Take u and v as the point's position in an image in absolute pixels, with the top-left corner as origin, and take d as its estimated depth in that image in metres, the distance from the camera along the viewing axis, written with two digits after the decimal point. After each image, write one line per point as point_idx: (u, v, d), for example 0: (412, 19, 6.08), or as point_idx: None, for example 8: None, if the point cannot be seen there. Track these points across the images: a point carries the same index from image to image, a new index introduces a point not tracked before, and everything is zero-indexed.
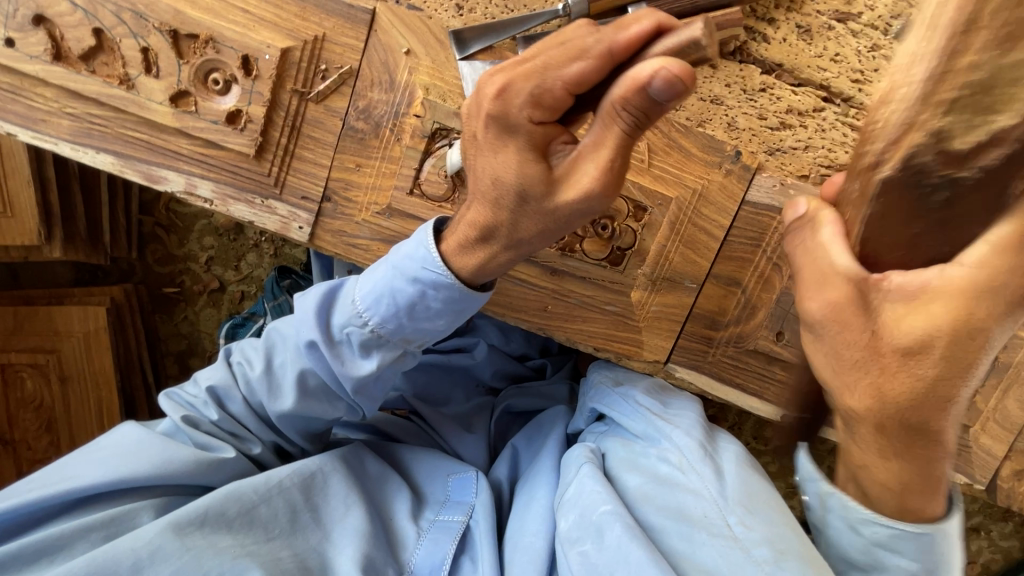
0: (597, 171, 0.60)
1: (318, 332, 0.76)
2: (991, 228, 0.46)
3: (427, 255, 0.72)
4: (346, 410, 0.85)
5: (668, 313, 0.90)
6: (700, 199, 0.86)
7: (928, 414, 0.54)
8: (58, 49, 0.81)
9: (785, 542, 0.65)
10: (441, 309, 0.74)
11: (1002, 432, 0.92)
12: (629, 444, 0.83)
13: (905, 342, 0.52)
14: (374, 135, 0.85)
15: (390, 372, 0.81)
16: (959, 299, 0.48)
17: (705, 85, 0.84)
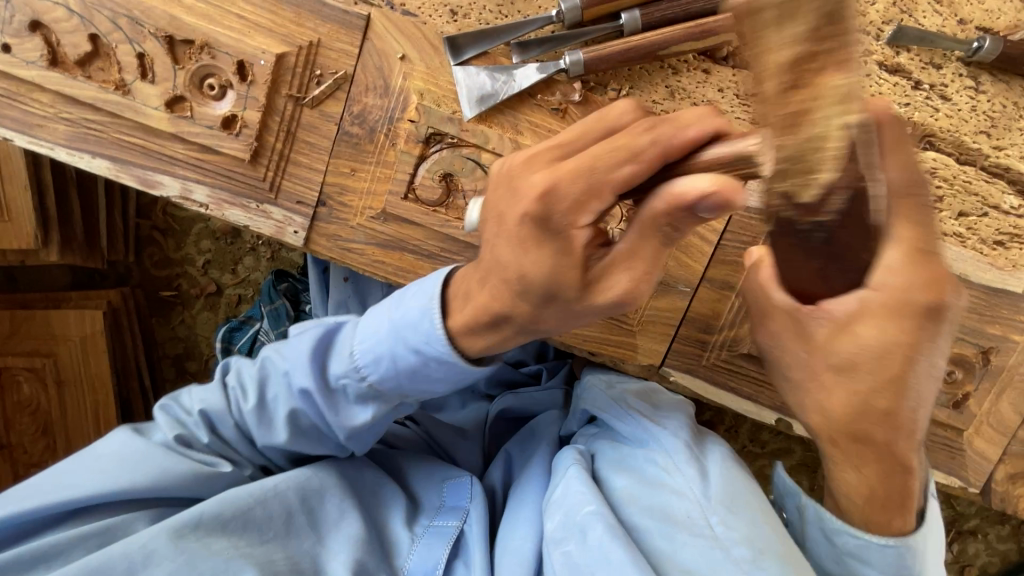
0: (627, 284, 0.59)
1: (316, 382, 0.76)
2: (887, 248, 0.51)
3: (430, 332, 0.69)
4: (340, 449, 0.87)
5: (663, 316, 0.91)
6: None
7: (877, 427, 0.59)
8: (55, 55, 0.82)
9: (764, 540, 0.66)
10: (440, 378, 0.73)
11: (995, 434, 0.92)
12: (618, 445, 0.83)
13: (837, 358, 0.57)
14: (369, 140, 0.85)
15: (385, 419, 0.82)
16: (880, 316, 0.53)
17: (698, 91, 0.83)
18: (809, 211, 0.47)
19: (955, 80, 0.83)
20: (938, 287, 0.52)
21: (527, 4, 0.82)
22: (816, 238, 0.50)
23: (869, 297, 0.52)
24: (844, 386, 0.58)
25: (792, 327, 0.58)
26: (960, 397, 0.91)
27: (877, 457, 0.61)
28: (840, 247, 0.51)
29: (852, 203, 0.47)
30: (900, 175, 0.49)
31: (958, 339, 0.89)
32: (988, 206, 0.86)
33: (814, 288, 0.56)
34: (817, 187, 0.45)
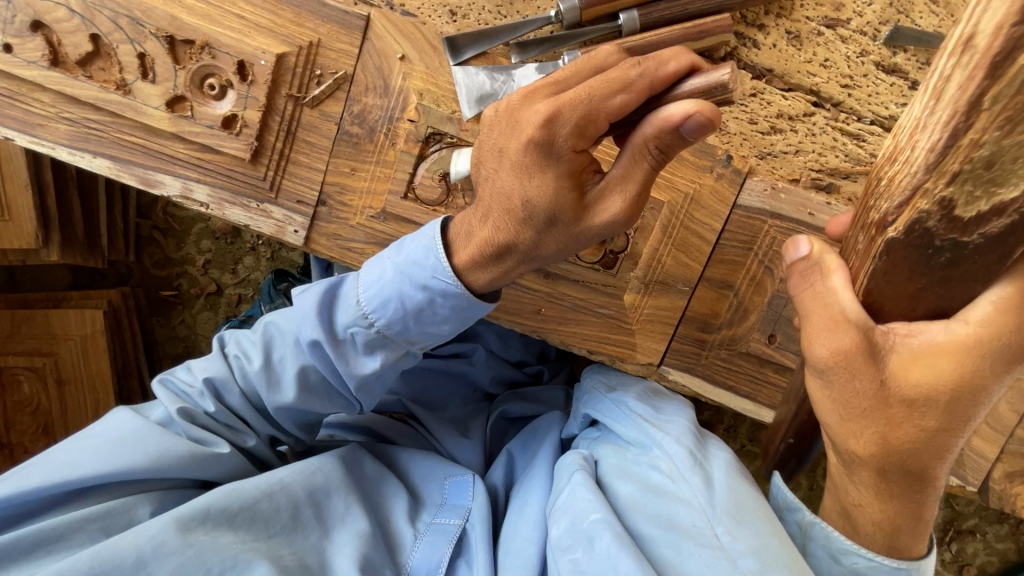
0: (623, 203, 0.64)
1: (323, 333, 0.76)
2: (999, 286, 0.52)
3: (436, 264, 0.72)
4: (348, 407, 0.86)
5: (662, 315, 0.91)
6: (692, 203, 0.87)
7: (928, 463, 0.58)
8: (56, 55, 0.82)
9: (770, 551, 0.65)
10: (446, 315, 0.75)
11: (993, 433, 0.92)
12: (621, 451, 0.83)
13: (911, 392, 0.55)
14: (369, 139, 0.86)
15: (392, 371, 0.82)
16: (957, 354, 0.53)
17: None
18: (957, 228, 0.48)
19: None
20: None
21: (526, 5, 0.82)
22: (940, 258, 0.50)
23: (963, 330, 0.53)
24: (910, 418, 0.56)
25: (868, 348, 0.55)
26: None
27: (912, 491, 0.61)
28: (957, 271, 0.51)
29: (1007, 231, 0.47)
30: None
31: None
32: None
33: (895, 307, 0.55)
34: (992, 202, 0.46)
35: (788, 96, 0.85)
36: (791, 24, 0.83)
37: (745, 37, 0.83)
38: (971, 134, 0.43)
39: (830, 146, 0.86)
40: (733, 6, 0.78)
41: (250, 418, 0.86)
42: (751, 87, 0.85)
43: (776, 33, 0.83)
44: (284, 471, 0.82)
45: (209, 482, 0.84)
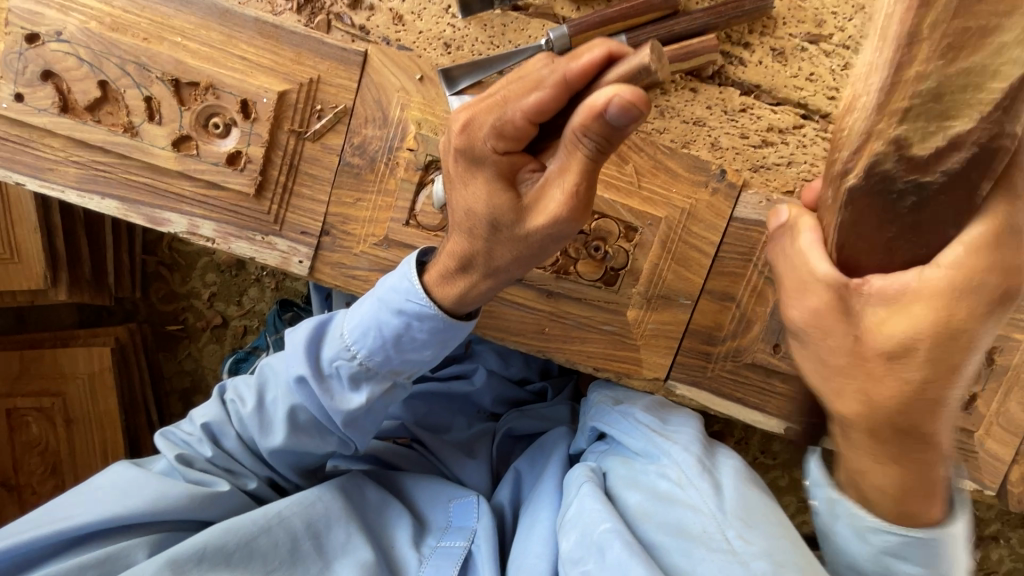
0: (563, 196, 0.62)
1: (310, 368, 0.78)
2: (973, 223, 0.49)
3: (411, 289, 0.74)
4: (340, 445, 0.86)
5: (666, 330, 0.91)
6: (689, 218, 0.88)
7: (925, 419, 0.54)
8: (66, 101, 0.85)
9: (783, 553, 0.65)
10: (426, 338, 0.76)
11: (1006, 435, 0.93)
12: (630, 462, 0.83)
13: (892, 343, 0.52)
14: (370, 170, 0.87)
15: (381, 405, 0.82)
16: (936, 301, 0.50)
17: (687, 109, 0.87)
18: (916, 169, 0.46)
19: None
20: (1009, 275, 0.50)
21: (518, 34, 0.85)
22: (904, 204, 0.48)
23: (933, 274, 0.50)
24: (895, 372, 0.53)
25: (839, 306, 0.54)
26: (968, 398, 0.91)
27: (895, 445, 0.56)
28: (923, 215, 0.49)
29: (969, 164, 0.45)
30: (1019, 128, 0.45)
31: None
32: None
33: (868, 260, 0.53)
34: (856, 134, 0.47)
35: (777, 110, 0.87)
36: (775, 41, 0.85)
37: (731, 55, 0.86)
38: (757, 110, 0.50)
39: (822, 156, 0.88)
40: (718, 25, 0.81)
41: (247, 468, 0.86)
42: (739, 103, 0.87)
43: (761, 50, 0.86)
44: (286, 499, 0.83)
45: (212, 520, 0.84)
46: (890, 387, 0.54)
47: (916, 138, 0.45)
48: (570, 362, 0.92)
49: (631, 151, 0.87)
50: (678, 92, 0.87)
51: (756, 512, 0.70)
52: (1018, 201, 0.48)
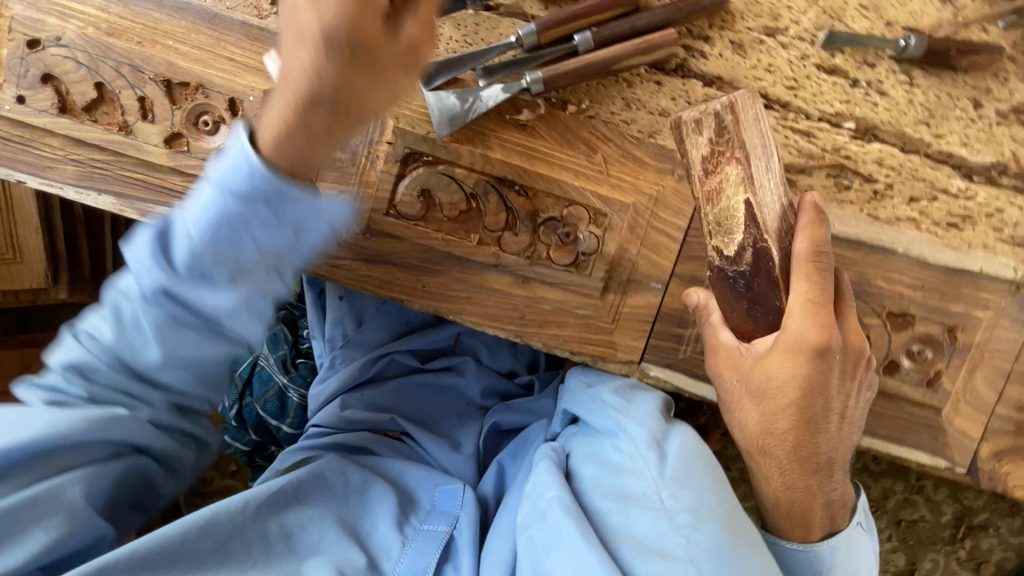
0: (416, 29, 0.65)
1: (167, 275, 0.67)
2: (791, 298, 0.80)
3: (250, 173, 0.64)
4: (235, 352, 0.75)
5: (638, 313, 0.95)
6: (656, 204, 0.92)
7: (779, 448, 0.82)
8: (64, 102, 0.90)
9: (706, 506, 0.72)
10: (278, 220, 0.66)
11: (974, 412, 0.95)
12: (590, 439, 0.88)
13: (755, 385, 0.82)
14: (351, 163, 0.91)
15: (266, 304, 0.71)
16: (787, 355, 0.79)
17: (651, 100, 0.91)
18: (733, 262, 0.84)
19: (889, 76, 0.91)
20: (827, 335, 0.78)
21: (490, 33, 0.90)
22: (739, 284, 0.84)
23: (781, 336, 0.80)
24: (757, 408, 0.82)
25: (729, 358, 0.85)
26: (932, 375, 0.94)
27: (789, 473, 0.82)
28: (755, 292, 0.83)
29: (756, 258, 0.81)
30: (806, 246, 0.79)
31: (923, 319, 0.92)
32: (936, 190, 0.93)
33: (750, 329, 0.85)
34: (735, 243, 0.83)
35: None
36: (734, 35, 0.91)
37: (692, 49, 0.91)
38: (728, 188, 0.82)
39: (783, 144, 0.92)
40: (677, 20, 0.88)
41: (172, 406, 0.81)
42: (702, 94, 0.91)
43: (721, 43, 0.91)
44: (248, 492, 0.89)
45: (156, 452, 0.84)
46: (755, 413, 0.83)
47: (761, 237, 0.80)
48: (550, 346, 0.95)
49: (600, 141, 0.91)
50: (643, 84, 0.91)
51: (692, 471, 0.75)
52: (825, 289, 0.79)
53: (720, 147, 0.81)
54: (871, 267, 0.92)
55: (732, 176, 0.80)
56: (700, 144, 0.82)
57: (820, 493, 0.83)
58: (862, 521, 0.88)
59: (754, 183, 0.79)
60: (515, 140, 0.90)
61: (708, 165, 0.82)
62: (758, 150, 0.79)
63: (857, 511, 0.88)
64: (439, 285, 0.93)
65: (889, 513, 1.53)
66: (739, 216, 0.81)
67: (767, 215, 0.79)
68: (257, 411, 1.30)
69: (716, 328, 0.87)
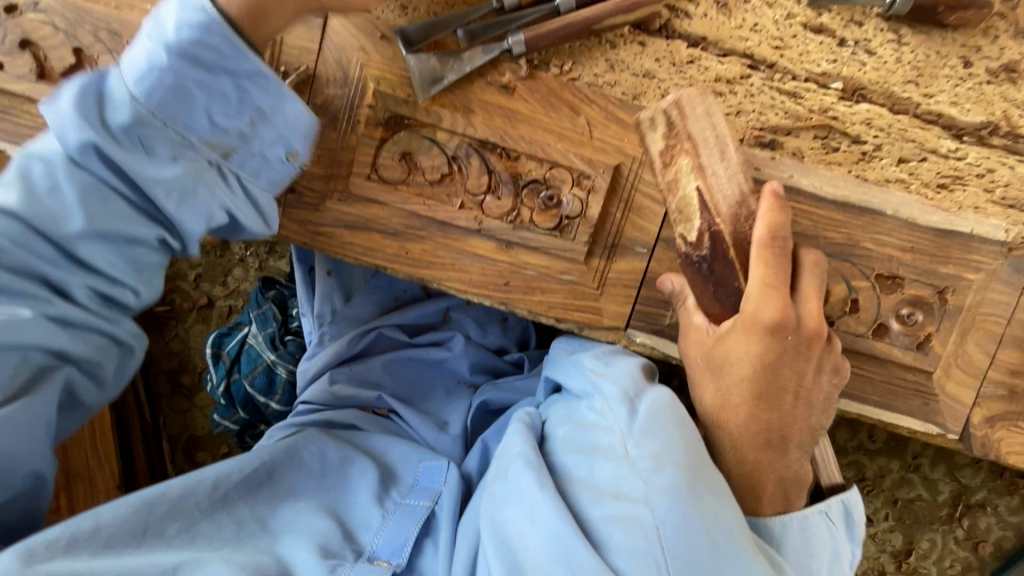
0: None
1: (100, 133, 0.74)
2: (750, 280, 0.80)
3: (221, 38, 0.74)
4: (162, 236, 0.81)
5: (625, 279, 0.93)
6: (641, 167, 0.90)
7: (734, 427, 0.79)
8: (43, 69, 0.89)
9: (669, 452, 0.71)
10: (239, 109, 0.78)
11: (966, 377, 0.93)
12: (568, 404, 0.87)
13: (714, 362, 0.81)
14: (332, 127, 0.90)
15: (198, 188, 0.79)
16: (743, 334, 0.79)
17: (636, 62, 0.90)
18: (696, 247, 0.85)
19: (877, 35, 0.90)
20: (783, 315, 0.78)
21: None
22: (704, 269, 0.85)
23: (737, 317, 0.80)
24: (714, 384, 0.81)
25: (693, 339, 0.84)
26: (922, 338, 0.93)
27: (741, 450, 0.79)
28: (717, 275, 0.84)
29: (713, 243, 0.84)
30: (766, 231, 0.80)
31: (913, 281, 0.91)
32: (926, 151, 0.91)
33: (715, 310, 0.85)
34: (694, 228, 0.85)
35: (724, 61, 0.90)
36: None
37: (677, 9, 0.90)
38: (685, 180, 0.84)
39: (770, 105, 0.91)
40: None
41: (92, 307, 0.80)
42: (687, 54, 0.90)
43: (705, 4, 0.90)
44: (221, 467, 0.92)
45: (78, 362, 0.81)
46: (712, 387, 0.81)
47: (715, 223, 0.83)
48: (535, 313, 0.94)
49: (583, 103, 0.89)
50: (627, 46, 0.90)
51: (659, 421, 0.74)
52: (784, 273, 0.80)
53: (673, 140, 0.83)
54: (859, 229, 0.90)
55: (685, 167, 0.83)
56: (655, 140, 0.85)
57: (773, 468, 0.78)
58: (828, 513, 0.80)
59: (704, 171, 0.83)
60: (497, 102, 0.89)
61: (665, 158, 0.84)
62: (709, 141, 0.83)
63: (827, 502, 0.81)
64: (422, 250, 0.92)
65: (885, 492, 1.46)
66: (694, 203, 0.84)
67: (720, 201, 0.83)
68: (245, 388, 1.29)
69: (691, 311, 0.85)
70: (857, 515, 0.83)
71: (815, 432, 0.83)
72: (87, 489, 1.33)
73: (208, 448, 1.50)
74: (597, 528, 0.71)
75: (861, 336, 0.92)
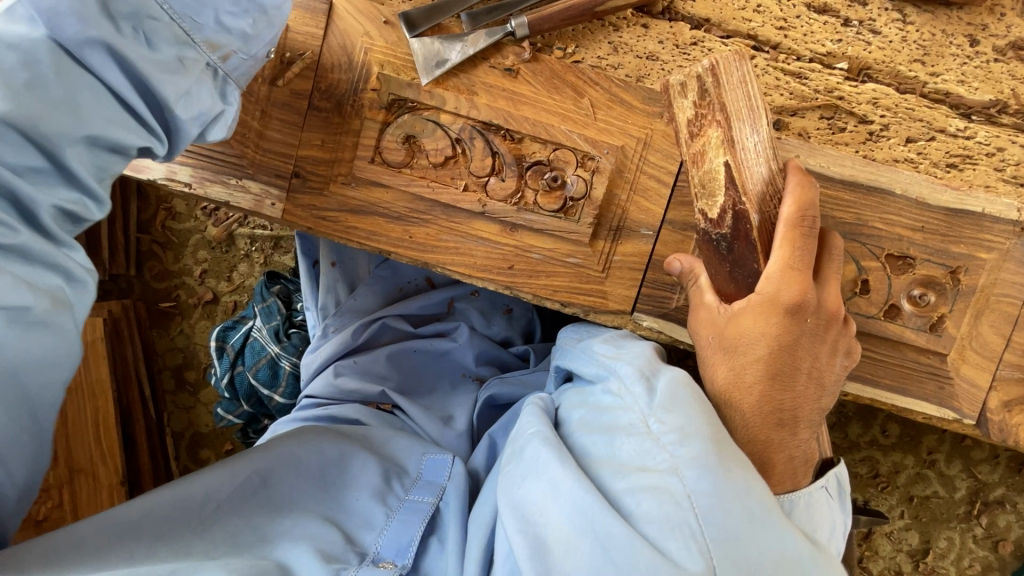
0: None
1: (103, 19, 0.59)
2: (770, 260, 0.78)
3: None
4: (151, 144, 0.68)
5: (631, 262, 0.93)
6: (645, 148, 0.90)
7: (746, 406, 0.76)
8: None
9: (693, 426, 0.69)
10: (247, 5, 0.67)
11: (981, 359, 0.91)
12: (582, 389, 0.86)
13: (727, 341, 0.78)
14: (337, 112, 0.91)
15: (203, 94, 0.68)
16: (761, 312, 0.76)
17: (639, 44, 0.91)
18: (717, 225, 0.85)
19: (881, 14, 0.90)
20: (802, 295, 0.76)
21: None
22: (722, 247, 0.85)
23: (755, 295, 0.78)
24: (727, 362, 0.78)
25: (706, 318, 0.82)
26: (935, 319, 0.91)
27: (754, 431, 0.75)
28: (736, 254, 0.83)
29: (735, 221, 0.83)
30: (794, 209, 0.78)
31: (924, 261, 0.90)
32: (934, 130, 0.91)
33: (732, 291, 0.83)
34: (717, 205, 0.85)
35: (728, 42, 0.90)
36: None
37: None
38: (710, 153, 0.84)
39: (775, 85, 0.90)
40: None
41: (55, 232, 0.64)
42: (690, 36, 0.91)
43: None
44: (212, 480, 0.85)
45: (26, 312, 0.60)
46: (724, 366, 0.78)
47: (739, 200, 0.82)
48: (539, 298, 0.94)
49: (587, 85, 0.89)
50: (630, 29, 0.91)
51: (679, 397, 0.72)
52: (808, 255, 0.77)
53: (703, 110, 0.84)
54: (869, 210, 0.89)
55: (714, 138, 0.83)
56: (686, 107, 0.86)
57: (783, 447, 0.76)
58: (825, 486, 0.79)
59: (735, 145, 0.81)
60: (502, 85, 0.89)
61: (694, 128, 0.85)
62: (743, 112, 0.81)
63: (825, 477, 0.80)
64: (426, 234, 0.92)
65: (900, 489, 1.42)
66: (721, 179, 0.83)
67: (749, 178, 0.81)
68: (249, 380, 1.29)
69: (704, 289, 0.84)
70: (845, 485, 0.83)
71: (822, 413, 0.80)
72: (90, 483, 1.32)
73: (211, 445, 1.50)
74: (622, 500, 0.68)
75: (872, 318, 0.91)
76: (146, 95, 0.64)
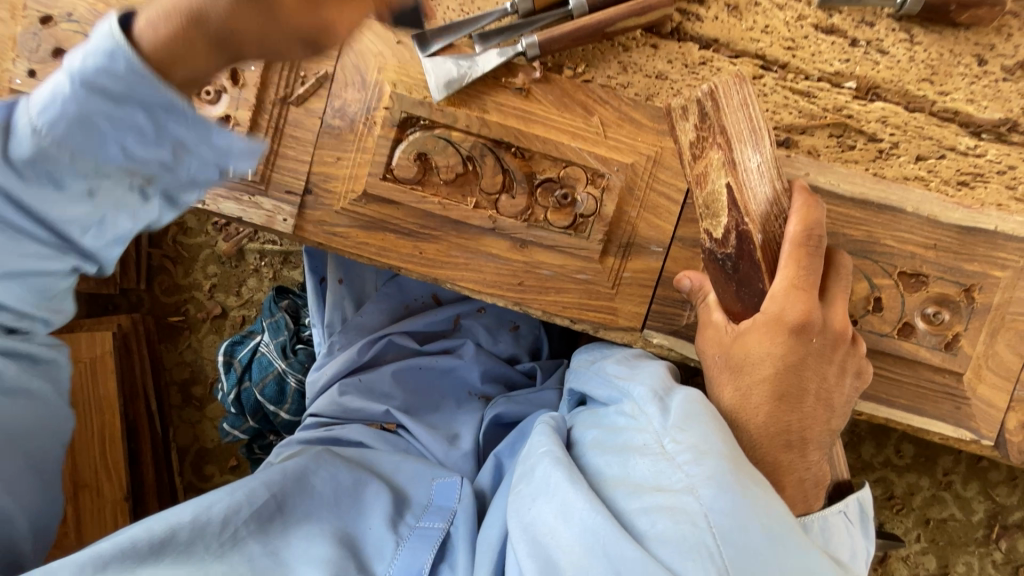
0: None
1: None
2: (775, 280, 0.76)
3: (128, 70, 0.57)
4: (78, 266, 0.73)
5: (640, 278, 0.92)
6: (655, 165, 0.91)
7: (754, 430, 0.75)
8: None
9: (708, 443, 0.67)
10: (159, 141, 0.63)
11: (999, 379, 0.90)
12: (595, 411, 0.86)
13: (733, 361, 0.78)
14: (350, 130, 0.92)
15: (126, 216, 0.69)
16: (766, 332, 0.76)
17: (648, 64, 0.92)
18: (722, 244, 0.82)
19: (889, 35, 0.90)
20: (806, 315, 0.75)
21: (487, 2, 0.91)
22: (728, 268, 0.83)
23: (759, 316, 0.77)
24: (732, 382, 0.77)
25: (713, 337, 0.82)
26: (951, 338, 0.90)
27: (766, 453, 0.74)
28: (741, 274, 0.81)
29: (739, 241, 0.79)
30: (799, 226, 0.76)
31: (938, 279, 0.89)
32: (945, 148, 0.91)
33: (738, 310, 0.82)
34: (722, 226, 0.81)
35: (736, 62, 0.92)
36: None
37: (689, 13, 0.92)
38: (713, 176, 0.80)
39: (783, 104, 0.91)
40: None
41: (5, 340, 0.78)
42: (699, 56, 0.92)
43: (716, 6, 0.91)
44: (232, 501, 0.84)
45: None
46: (730, 386, 0.77)
47: (741, 221, 0.78)
48: (548, 314, 0.94)
49: (597, 104, 0.91)
50: (639, 49, 0.92)
51: (693, 413, 0.71)
52: (813, 272, 0.76)
53: (704, 133, 0.79)
54: (880, 226, 0.89)
55: (716, 161, 0.78)
56: (688, 130, 0.82)
57: (792, 470, 0.75)
58: (844, 511, 0.77)
59: (737, 167, 0.77)
60: (513, 104, 0.90)
61: (695, 150, 0.81)
62: (744, 133, 0.77)
63: (844, 501, 0.78)
64: (437, 251, 0.92)
65: (915, 511, 1.39)
66: (722, 203, 0.80)
67: (751, 198, 0.77)
68: (255, 396, 1.29)
69: (711, 309, 0.84)
70: (869, 510, 0.81)
71: (833, 435, 0.79)
72: (94, 499, 1.30)
73: (215, 461, 1.50)
74: (635, 521, 0.67)
75: (887, 336, 0.90)
76: (52, 226, 0.67)
